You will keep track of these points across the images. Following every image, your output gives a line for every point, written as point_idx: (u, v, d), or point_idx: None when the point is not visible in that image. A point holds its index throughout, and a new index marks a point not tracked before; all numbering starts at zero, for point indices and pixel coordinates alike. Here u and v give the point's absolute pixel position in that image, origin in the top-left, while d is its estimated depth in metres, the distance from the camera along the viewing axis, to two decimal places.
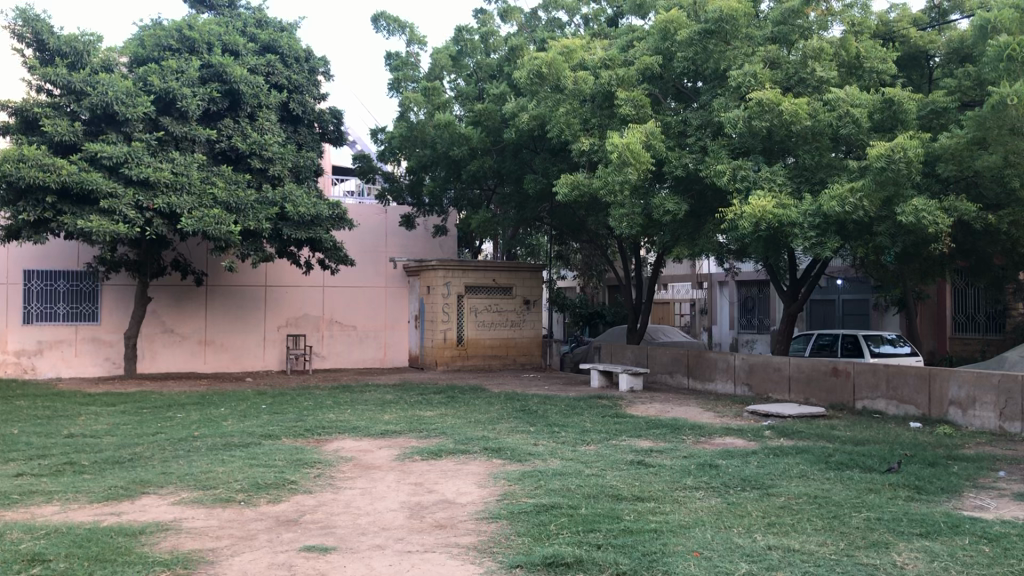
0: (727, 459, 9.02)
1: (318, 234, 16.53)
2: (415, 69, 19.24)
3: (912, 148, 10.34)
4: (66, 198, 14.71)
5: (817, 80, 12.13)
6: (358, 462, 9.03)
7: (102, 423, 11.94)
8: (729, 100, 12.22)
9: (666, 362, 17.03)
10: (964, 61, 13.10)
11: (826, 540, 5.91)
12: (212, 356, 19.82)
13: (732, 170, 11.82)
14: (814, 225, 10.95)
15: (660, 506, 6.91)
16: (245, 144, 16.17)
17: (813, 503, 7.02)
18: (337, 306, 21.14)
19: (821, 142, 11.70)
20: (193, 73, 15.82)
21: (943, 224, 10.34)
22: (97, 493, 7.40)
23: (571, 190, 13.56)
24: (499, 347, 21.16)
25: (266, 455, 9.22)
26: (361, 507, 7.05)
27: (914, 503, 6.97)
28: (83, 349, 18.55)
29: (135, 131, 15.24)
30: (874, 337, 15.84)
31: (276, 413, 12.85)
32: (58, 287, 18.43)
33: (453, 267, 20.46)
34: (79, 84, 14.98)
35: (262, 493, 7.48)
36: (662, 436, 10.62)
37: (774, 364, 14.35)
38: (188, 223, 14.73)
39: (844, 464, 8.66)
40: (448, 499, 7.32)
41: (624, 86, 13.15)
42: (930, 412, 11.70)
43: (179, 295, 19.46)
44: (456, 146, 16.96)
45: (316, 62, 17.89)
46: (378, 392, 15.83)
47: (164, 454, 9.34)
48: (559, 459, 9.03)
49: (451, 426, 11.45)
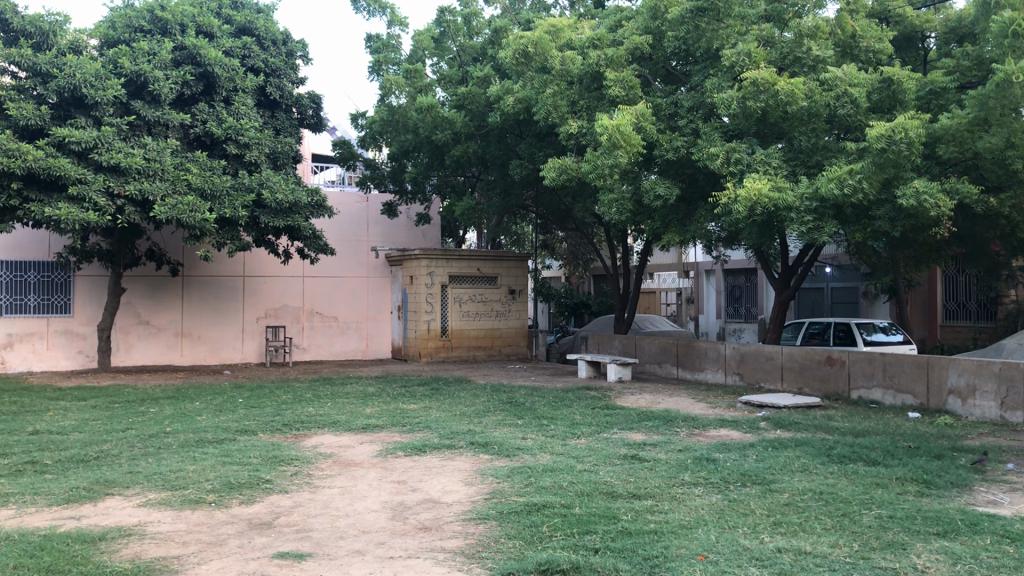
0: (724, 452, 8.65)
1: (296, 221, 16.04)
2: (396, 51, 18.79)
3: (914, 128, 9.97)
4: (33, 185, 14.14)
5: (812, 60, 11.77)
6: (337, 459, 8.59)
7: (71, 418, 11.42)
8: (723, 81, 11.81)
9: (656, 352, 16.67)
10: (962, 40, 12.87)
11: (838, 540, 5.53)
12: (189, 348, 19.29)
13: (725, 153, 11.36)
14: (811, 209, 10.58)
15: (659, 504, 6.51)
16: (221, 129, 15.66)
17: (819, 500, 6.64)
18: (318, 297, 20.63)
19: (817, 124, 11.36)
20: (166, 55, 15.23)
21: (944, 207, 9.99)
22: (57, 495, 6.92)
23: (558, 174, 13.10)
24: (483, 338, 20.72)
25: (240, 452, 8.75)
26: (340, 509, 6.61)
27: (925, 499, 6.61)
28: (55, 341, 18.03)
29: (105, 115, 14.67)
30: (866, 325, 15.51)
31: (254, 407, 12.40)
32: (28, 278, 17.80)
33: (436, 256, 20.00)
34: (45, 66, 14.40)
35: (234, 493, 7.03)
36: (656, 429, 10.23)
37: (766, 352, 14.01)
38: (161, 210, 14.16)
39: (847, 456, 8.30)
40: (433, 498, 6.91)
41: (613, 66, 12.70)
42: (929, 401, 11.37)
43: (154, 286, 18.92)
44: (439, 131, 16.40)
45: (295, 45, 17.39)
46: (360, 384, 15.41)
47: (132, 451, 8.83)
48: (550, 454, 8.61)
49: (436, 419, 11.02)
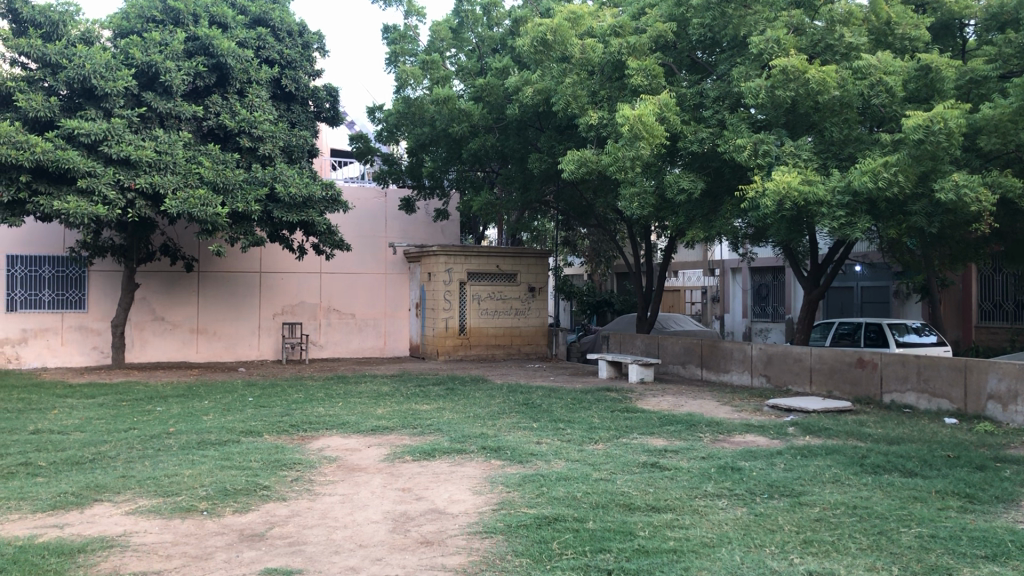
0: (750, 461, 8.16)
1: (310, 216, 15.67)
2: (413, 42, 18.38)
3: (954, 118, 9.45)
4: (42, 177, 13.90)
5: (844, 47, 11.26)
6: (342, 463, 8.21)
7: (76, 417, 11.13)
8: (751, 69, 11.29)
9: (679, 353, 16.15)
10: (1005, 27, 12.12)
11: (876, 563, 5.05)
12: (205, 344, 19.02)
13: (753, 144, 10.84)
14: (844, 203, 10.07)
15: (679, 518, 6.06)
16: (234, 121, 15.34)
17: (853, 515, 6.14)
18: (335, 294, 20.31)
19: (849, 114, 10.84)
20: (178, 46, 14.94)
21: (987, 202, 9.44)
22: (43, 501, 6.58)
23: (577, 167, 12.58)
24: (503, 336, 20.32)
25: (241, 455, 8.36)
26: (338, 519, 6.21)
27: (969, 516, 6.11)
28: (69, 337, 17.81)
29: (115, 106, 14.38)
30: (899, 326, 14.93)
31: (263, 406, 12.06)
32: (42, 273, 17.60)
33: (455, 252, 19.60)
34: (55, 56, 14.19)
35: (228, 501, 6.63)
36: (678, 434, 9.75)
37: (794, 354, 13.47)
38: (171, 205, 13.88)
39: (881, 467, 7.78)
40: (438, 508, 6.49)
41: (635, 55, 12.22)
42: (967, 406, 10.80)
43: (169, 282, 18.66)
44: (457, 123, 15.95)
45: (311, 37, 17.04)
46: (375, 383, 14.98)
47: (130, 453, 8.50)
48: (565, 461, 8.17)
49: (448, 421, 10.60)
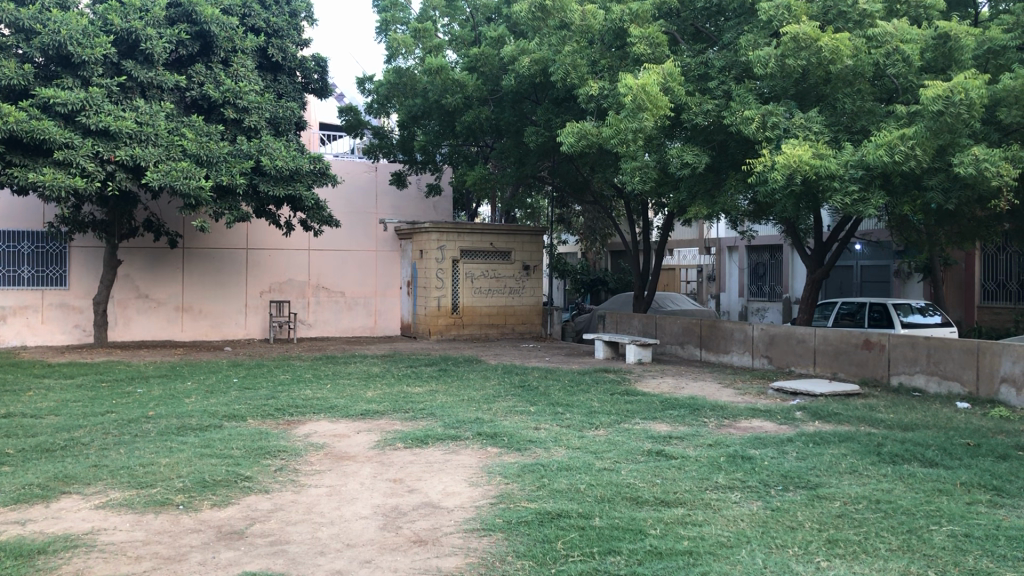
0: (760, 449, 7.73)
1: (297, 190, 15.10)
2: (405, 10, 17.75)
3: (975, 88, 9.03)
4: (16, 149, 13.32)
5: (858, 15, 10.70)
6: (330, 451, 7.75)
7: (53, 399, 10.66)
8: (760, 37, 10.84)
9: (677, 333, 15.72)
10: None
11: (909, 567, 4.62)
12: (191, 322, 18.52)
13: (762, 116, 10.33)
14: (857, 178, 9.62)
15: (693, 514, 5.64)
16: (218, 92, 14.79)
17: (877, 511, 5.73)
18: (324, 271, 19.80)
19: (862, 84, 10.43)
20: (159, 12, 14.37)
21: (1007, 176, 9.00)
22: (6, 494, 6.09)
23: (576, 140, 12.03)
24: (496, 315, 19.84)
25: (222, 442, 7.88)
26: (325, 515, 5.75)
27: (1001, 511, 5.71)
28: (50, 315, 17.28)
29: (93, 75, 13.80)
30: (904, 306, 14.54)
31: (248, 388, 11.60)
32: (21, 249, 17.05)
33: (447, 229, 19.12)
34: (28, 21, 13.60)
35: (206, 494, 6.17)
36: (681, 419, 9.30)
37: (798, 334, 13.07)
38: (153, 177, 13.34)
39: (899, 456, 7.36)
40: (432, 502, 6.04)
41: (638, 22, 11.74)
42: (978, 389, 10.41)
43: (153, 258, 18.13)
44: (450, 94, 15.40)
45: (299, 5, 16.33)
46: (364, 364, 14.52)
47: (105, 440, 8.02)
48: (565, 448, 7.74)
49: (442, 404, 10.18)
